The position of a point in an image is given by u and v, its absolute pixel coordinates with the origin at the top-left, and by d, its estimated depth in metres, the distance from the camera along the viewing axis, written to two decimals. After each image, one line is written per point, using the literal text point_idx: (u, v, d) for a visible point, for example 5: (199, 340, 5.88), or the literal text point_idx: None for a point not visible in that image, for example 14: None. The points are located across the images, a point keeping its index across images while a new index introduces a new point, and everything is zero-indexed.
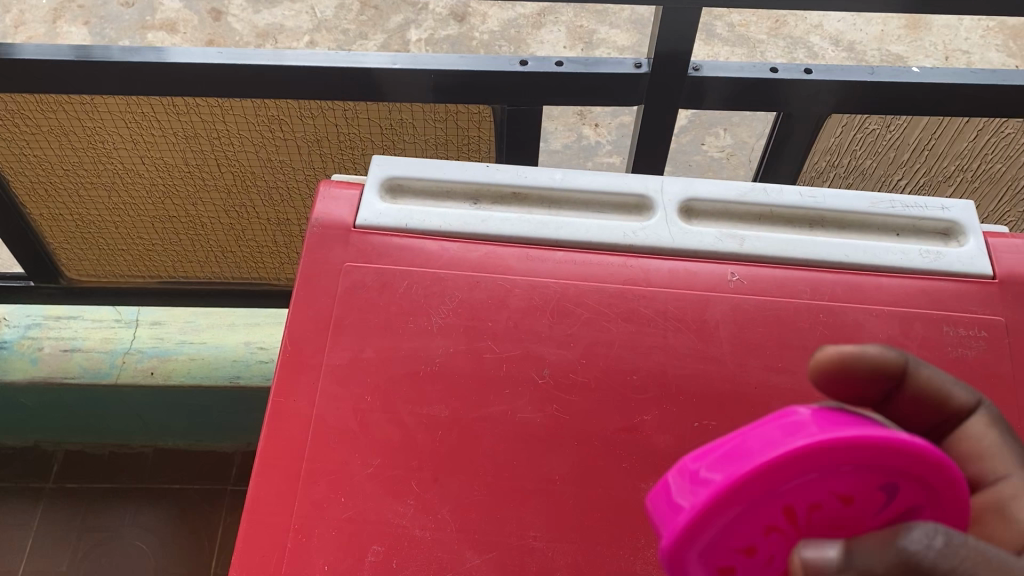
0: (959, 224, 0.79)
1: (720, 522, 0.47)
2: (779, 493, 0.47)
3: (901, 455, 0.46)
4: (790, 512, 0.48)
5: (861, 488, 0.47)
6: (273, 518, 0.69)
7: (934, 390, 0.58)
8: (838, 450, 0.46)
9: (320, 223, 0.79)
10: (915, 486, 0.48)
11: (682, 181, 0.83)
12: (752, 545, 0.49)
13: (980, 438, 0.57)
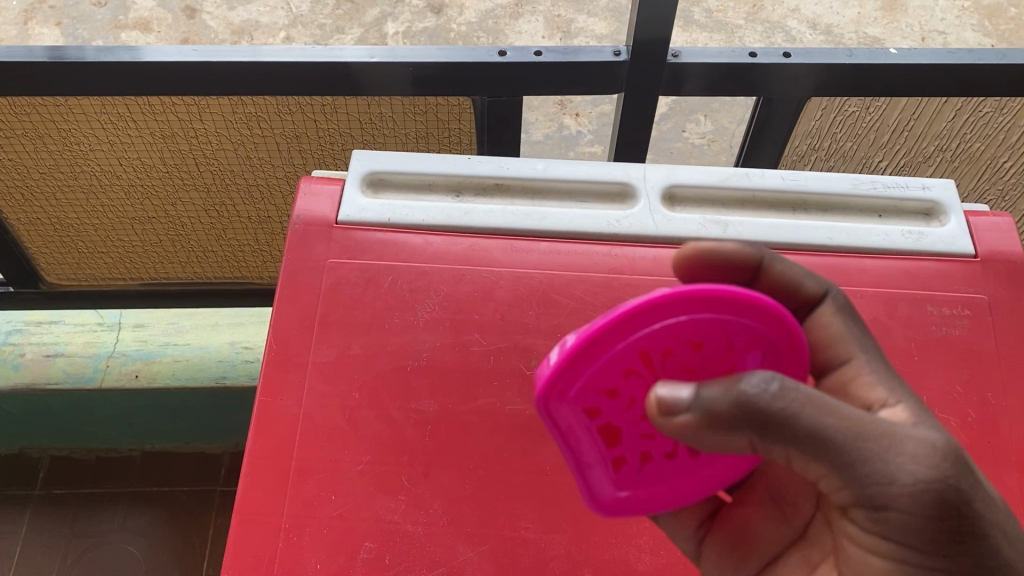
0: (939, 204, 0.80)
1: (586, 367, 0.55)
2: (638, 342, 0.55)
3: (738, 308, 0.55)
4: (648, 361, 0.55)
5: (710, 339, 0.55)
6: (264, 518, 0.68)
7: (786, 282, 0.63)
8: (685, 301, 0.54)
9: (302, 220, 0.78)
10: (756, 336, 0.56)
11: (665, 168, 0.83)
12: (616, 390, 0.56)
13: (828, 321, 0.61)
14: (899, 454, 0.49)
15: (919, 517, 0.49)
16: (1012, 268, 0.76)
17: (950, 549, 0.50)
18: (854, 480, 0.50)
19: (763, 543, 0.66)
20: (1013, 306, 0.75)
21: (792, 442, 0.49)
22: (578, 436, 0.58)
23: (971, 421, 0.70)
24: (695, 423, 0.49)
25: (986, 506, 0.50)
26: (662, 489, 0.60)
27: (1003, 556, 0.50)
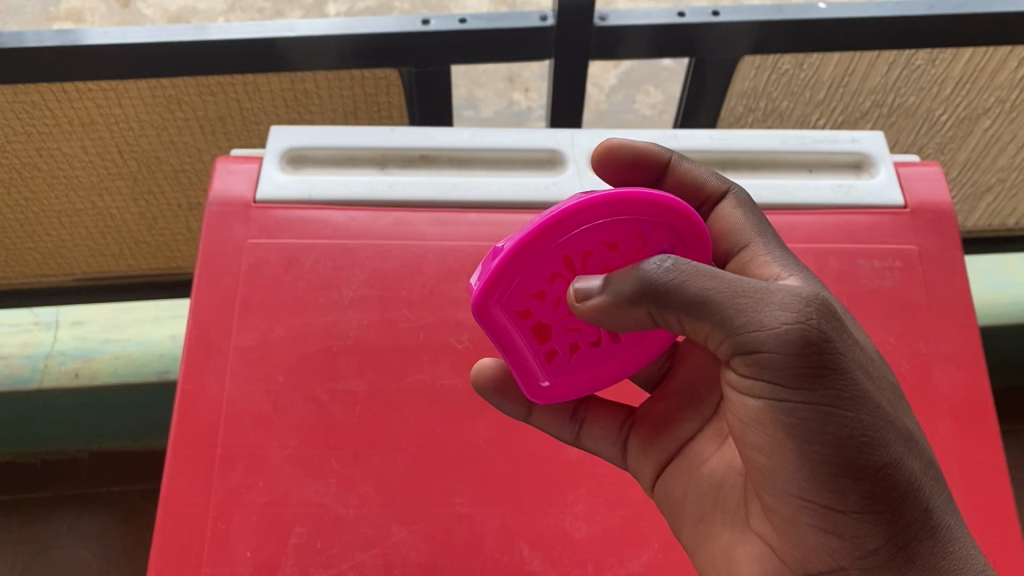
0: (869, 156, 0.79)
1: (512, 274, 0.54)
2: (561, 246, 0.54)
3: (651, 205, 0.54)
4: (570, 262, 0.55)
5: (625, 236, 0.55)
6: (189, 509, 0.66)
7: (690, 180, 0.63)
8: (603, 206, 0.53)
9: (217, 201, 0.76)
10: (669, 230, 0.56)
11: (593, 133, 0.81)
12: (543, 291, 0.56)
13: (729, 214, 0.61)
14: (766, 306, 0.48)
15: (789, 365, 0.47)
16: (941, 217, 0.76)
17: (818, 392, 0.48)
18: (724, 331, 0.48)
19: (682, 425, 0.64)
20: (944, 255, 0.74)
21: (672, 303, 0.49)
22: (512, 340, 0.58)
23: (901, 372, 0.70)
24: (607, 305, 0.51)
25: (852, 351, 0.49)
26: (593, 379, 0.61)
27: (867, 396, 0.49)
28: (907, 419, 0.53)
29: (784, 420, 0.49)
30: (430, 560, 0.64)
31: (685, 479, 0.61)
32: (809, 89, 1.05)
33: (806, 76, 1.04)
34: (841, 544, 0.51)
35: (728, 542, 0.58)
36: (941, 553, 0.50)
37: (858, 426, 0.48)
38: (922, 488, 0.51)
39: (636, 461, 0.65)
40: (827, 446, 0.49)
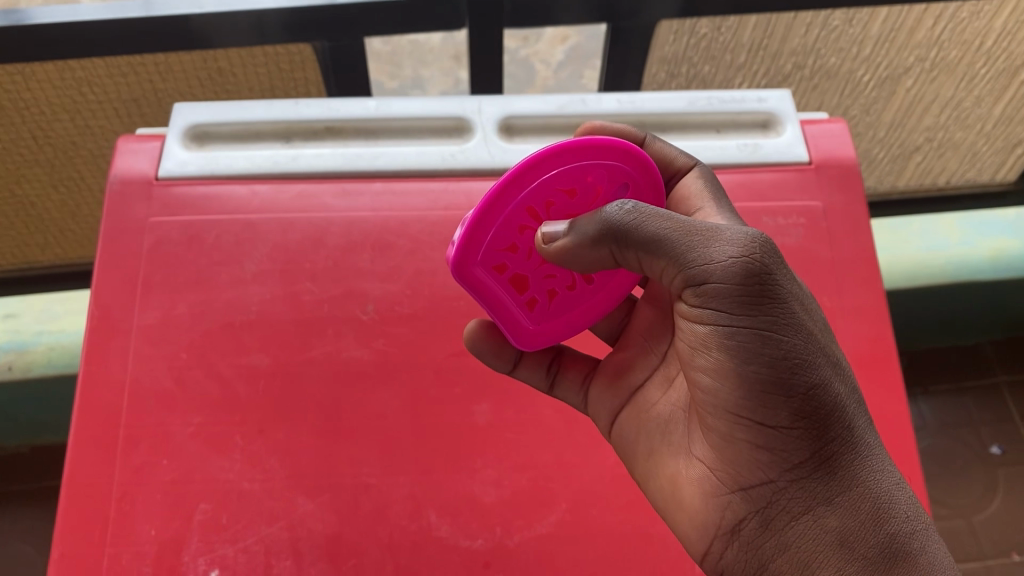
0: (775, 114, 0.79)
1: (483, 235, 0.56)
2: (525, 200, 0.55)
3: (600, 149, 0.56)
4: (536, 214, 0.56)
5: (582, 182, 0.57)
6: (92, 490, 0.65)
7: (661, 154, 0.65)
8: (557, 157, 0.54)
9: (118, 179, 0.75)
10: (620, 171, 0.58)
11: (500, 99, 0.80)
12: (514, 245, 0.57)
13: (689, 184, 0.63)
14: (709, 237, 0.49)
15: (728, 288, 0.49)
16: (845, 173, 0.76)
17: (755, 315, 0.50)
18: (671, 259, 0.50)
19: (635, 373, 0.65)
20: (848, 209, 0.75)
21: (631, 241, 0.51)
22: (495, 297, 0.59)
23: None
24: (572, 246, 0.53)
25: (786, 279, 0.51)
26: (571, 321, 0.63)
27: (800, 320, 0.51)
28: (834, 346, 0.55)
29: (721, 341, 0.50)
30: (337, 531, 0.64)
31: (636, 421, 0.63)
32: (729, 52, 1.06)
33: (724, 40, 1.04)
34: (771, 459, 0.52)
35: (672, 470, 0.59)
36: (860, 465, 0.52)
37: (792, 348, 0.50)
38: (845, 408, 0.53)
39: (591, 408, 0.66)
40: (765, 369, 0.50)
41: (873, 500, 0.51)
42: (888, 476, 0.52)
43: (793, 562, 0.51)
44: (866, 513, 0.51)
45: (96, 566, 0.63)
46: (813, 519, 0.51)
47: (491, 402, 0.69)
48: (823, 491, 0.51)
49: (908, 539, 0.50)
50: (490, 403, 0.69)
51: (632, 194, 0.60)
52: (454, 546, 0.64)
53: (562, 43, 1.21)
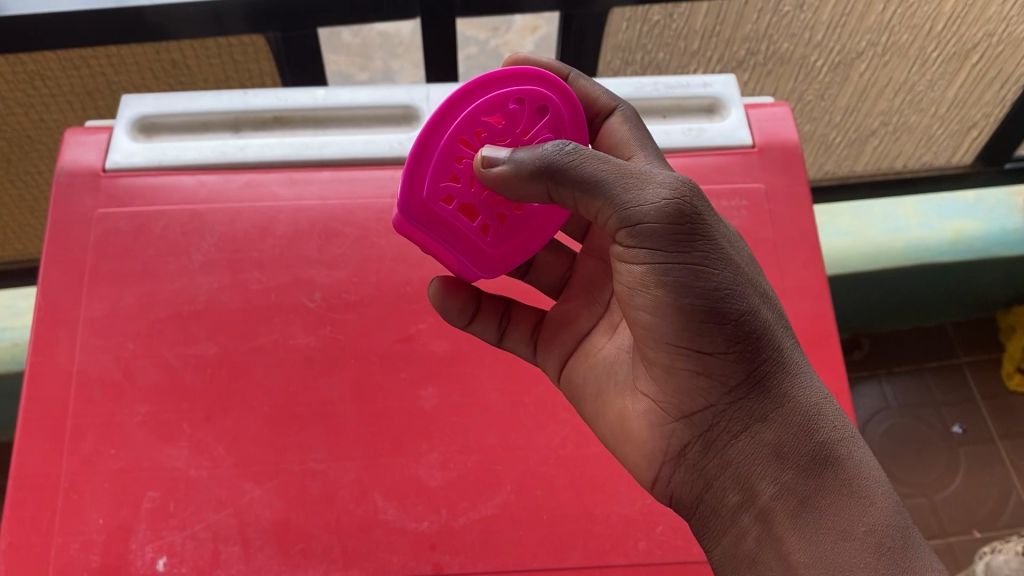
0: (720, 98, 0.80)
1: (423, 172, 0.56)
2: (455, 133, 0.56)
3: (510, 76, 0.57)
4: (470, 143, 0.57)
5: (505, 110, 0.57)
6: (40, 480, 0.66)
7: (586, 94, 0.66)
8: (472, 90, 0.56)
9: (66, 171, 0.75)
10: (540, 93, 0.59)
11: (448, 87, 0.80)
12: (457, 175, 0.57)
13: (616, 128, 0.64)
14: (637, 175, 0.51)
15: (658, 223, 0.50)
16: (788, 155, 0.78)
17: (688, 252, 0.51)
18: (606, 201, 0.51)
19: (580, 322, 0.67)
20: (790, 191, 0.76)
21: (566, 182, 0.51)
22: (451, 229, 0.58)
23: None
24: (511, 175, 0.52)
25: (708, 212, 0.53)
26: (527, 242, 0.62)
27: (726, 254, 0.52)
28: (758, 277, 0.57)
29: (655, 276, 0.52)
30: (284, 517, 0.65)
31: (584, 366, 0.65)
32: (683, 39, 1.07)
33: (677, 27, 1.06)
34: (709, 383, 0.54)
35: (621, 406, 0.61)
36: (790, 383, 0.54)
37: (721, 281, 0.52)
38: (772, 331, 0.55)
39: (541, 358, 0.68)
40: (699, 302, 0.52)
41: (804, 413, 0.54)
42: (815, 390, 0.55)
43: (735, 479, 0.54)
44: (798, 425, 0.53)
45: (44, 555, 0.64)
46: (751, 436, 0.54)
47: (438, 386, 0.70)
48: (758, 410, 0.54)
49: (837, 445, 0.53)
50: (438, 387, 0.69)
51: (560, 115, 0.60)
52: (401, 529, 0.65)
53: (531, 34, 1.20)
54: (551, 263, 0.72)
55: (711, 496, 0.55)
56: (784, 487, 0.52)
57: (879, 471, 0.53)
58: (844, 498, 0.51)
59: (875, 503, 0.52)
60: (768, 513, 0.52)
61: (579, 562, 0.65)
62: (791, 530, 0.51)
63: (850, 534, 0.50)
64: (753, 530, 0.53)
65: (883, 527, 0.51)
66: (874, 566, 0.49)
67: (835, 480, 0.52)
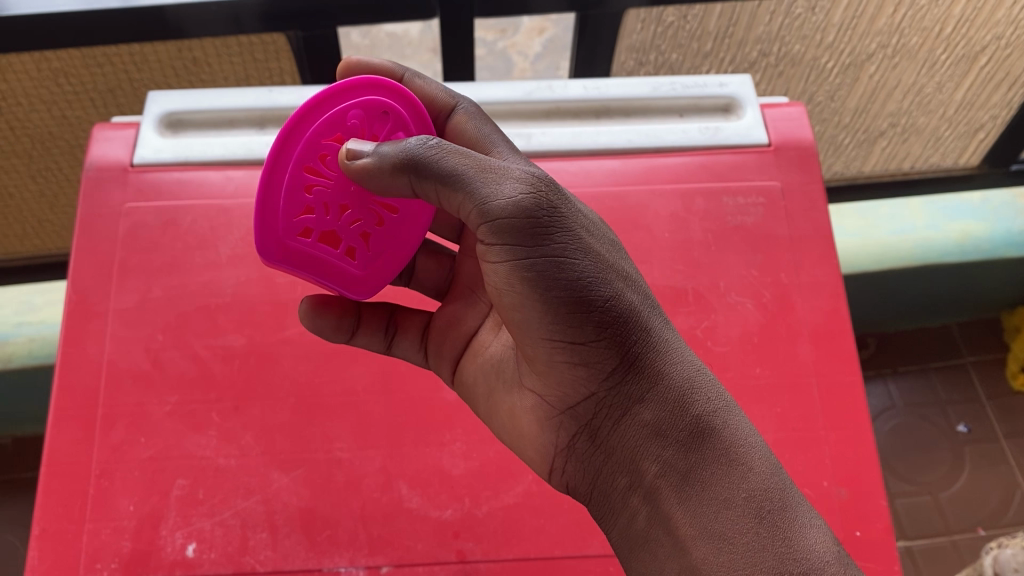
0: (736, 98, 0.82)
1: (274, 210, 0.59)
2: (297, 164, 0.59)
3: (341, 92, 0.60)
4: (315, 170, 0.59)
5: (345, 126, 0.60)
6: (72, 467, 0.67)
7: (424, 95, 0.67)
8: (303, 120, 0.58)
9: (94, 166, 0.77)
10: (376, 101, 0.60)
11: (469, 86, 0.82)
12: (309, 206, 0.60)
13: (462, 126, 0.65)
14: (494, 170, 0.52)
15: (515, 217, 0.52)
16: (803, 154, 0.79)
17: (546, 245, 0.52)
18: (467, 198, 0.52)
19: (466, 322, 0.68)
20: (806, 189, 0.78)
21: (429, 179, 0.52)
22: (314, 260, 0.61)
23: (765, 302, 0.73)
24: (375, 169, 0.54)
25: (564, 201, 0.54)
26: (395, 256, 0.65)
27: (584, 243, 0.54)
28: (624, 261, 0.58)
29: (520, 271, 0.53)
30: (311, 504, 0.66)
31: (474, 365, 0.66)
32: (696, 40, 1.09)
33: (690, 28, 1.07)
34: (586, 371, 0.56)
35: (510, 403, 0.63)
36: (662, 362, 0.56)
37: (581, 270, 0.53)
38: (639, 313, 0.56)
39: (435, 361, 0.69)
40: (564, 291, 0.53)
41: (679, 390, 0.55)
42: (688, 364, 0.57)
43: (621, 463, 0.57)
44: (673, 402, 0.55)
45: (76, 541, 0.65)
46: (631, 419, 0.56)
47: None
48: (635, 392, 0.55)
49: (715, 417, 0.55)
50: None
51: (403, 118, 0.62)
52: (424, 516, 0.67)
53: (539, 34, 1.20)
54: (432, 267, 0.73)
55: (603, 481, 0.58)
56: (665, 464, 0.54)
57: (755, 435, 0.55)
58: (723, 467, 0.53)
59: (753, 467, 0.54)
60: (654, 491, 0.55)
61: (599, 550, 0.66)
62: (675, 505, 0.53)
63: (731, 502, 0.52)
64: (642, 509, 0.55)
65: (763, 491, 0.53)
66: (754, 531, 0.51)
67: (713, 451, 0.54)
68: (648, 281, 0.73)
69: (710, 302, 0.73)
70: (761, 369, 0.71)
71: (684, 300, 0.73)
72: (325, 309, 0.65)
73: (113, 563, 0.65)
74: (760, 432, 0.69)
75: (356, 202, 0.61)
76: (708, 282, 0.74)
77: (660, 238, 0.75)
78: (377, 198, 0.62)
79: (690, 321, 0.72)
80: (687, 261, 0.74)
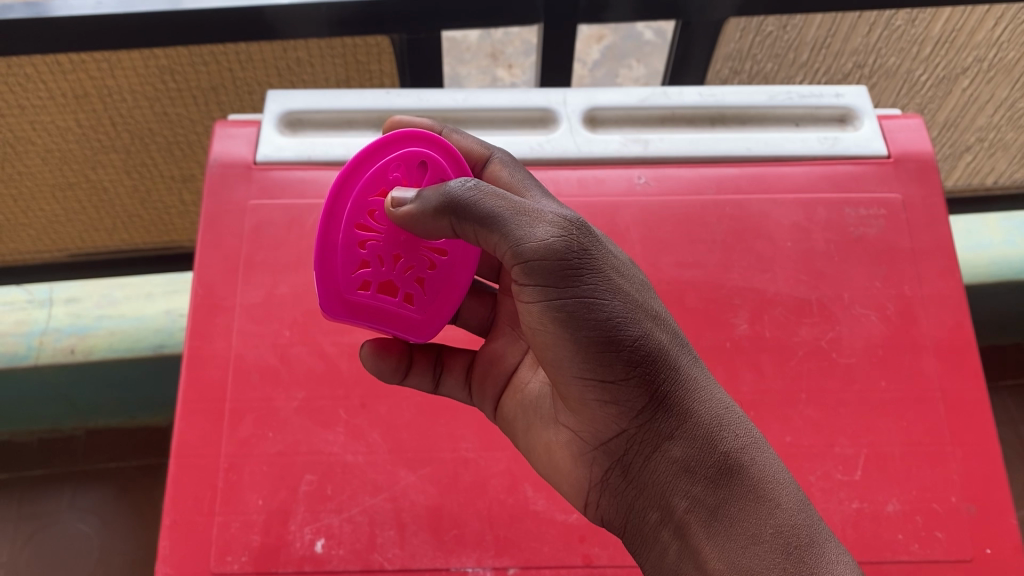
0: (853, 109, 0.81)
1: (333, 268, 0.62)
2: (349, 223, 0.63)
3: (377, 151, 0.63)
4: (366, 226, 0.63)
5: (387, 181, 0.63)
6: (201, 460, 0.68)
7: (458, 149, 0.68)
8: (346, 185, 0.63)
9: (218, 163, 0.78)
10: (412, 153, 0.63)
11: (584, 92, 0.82)
12: (365, 262, 0.63)
13: (497, 174, 0.65)
14: (528, 212, 0.54)
15: (546, 258, 0.53)
16: (924, 165, 0.78)
17: (576, 285, 0.53)
18: (503, 237, 0.54)
19: (506, 359, 0.69)
20: (928, 202, 0.77)
21: (467, 218, 0.54)
22: (373, 310, 0.63)
23: (889, 314, 0.73)
24: (417, 214, 0.57)
25: (594, 243, 0.55)
26: (451, 296, 0.66)
27: (613, 284, 0.54)
28: (655, 302, 0.58)
29: (551, 310, 0.54)
30: (438, 503, 0.67)
31: (514, 402, 0.66)
32: (792, 50, 1.09)
33: (789, 38, 1.07)
34: (616, 410, 0.56)
35: (546, 440, 0.63)
36: (691, 401, 0.55)
37: (609, 310, 0.54)
38: (669, 352, 0.56)
39: (479, 399, 0.68)
40: (591, 329, 0.53)
41: (707, 427, 0.55)
42: (716, 402, 0.56)
43: (653, 498, 0.57)
44: (702, 438, 0.55)
45: (207, 533, 0.66)
46: (661, 455, 0.56)
47: None
48: (664, 429, 0.55)
49: (743, 454, 0.54)
50: None
51: (441, 164, 0.64)
52: (550, 520, 0.67)
53: (597, 42, 1.34)
54: (474, 305, 0.73)
55: (636, 515, 0.58)
56: (694, 499, 0.54)
57: (784, 472, 0.55)
58: (752, 504, 0.53)
59: (781, 504, 0.53)
60: (684, 525, 0.54)
61: None
62: (704, 540, 0.53)
63: (758, 537, 0.52)
64: (673, 544, 0.55)
65: (791, 527, 0.52)
66: (782, 565, 0.50)
67: (741, 488, 0.53)
68: (771, 291, 0.73)
69: (833, 313, 0.73)
70: (887, 382, 0.70)
71: (808, 311, 0.72)
72: (385, 354, 0.66)
73: (242, 556, 0.65)
74: (887, 444, 0.69)
75: (407, 250, 0.64)
76: (831, 293, 0.73)
77: (783, 248, 0.75)
78: (425, 244, 0.64)
79: (815, 333, 0.72)
80: (811, 272, 0.74)
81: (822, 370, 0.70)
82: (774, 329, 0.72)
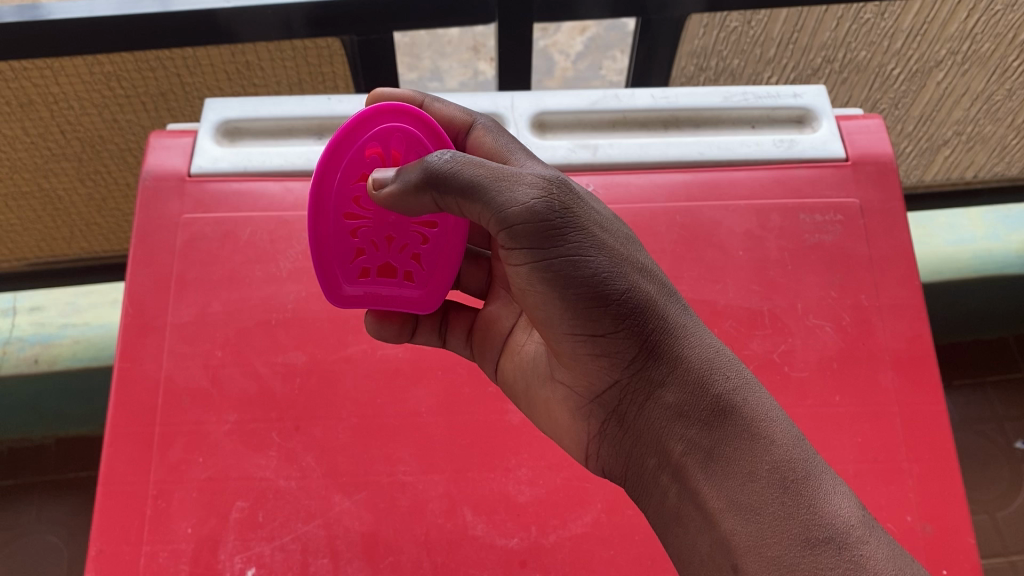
0: (811, 110, 0.79)
1: (330, 264, 0.62)
2: (336, 216, 0.60)
3: (356, 128, 0.58)
4: (354, 215, 0.61)
5: (366, 164, 0.59)
6: (128, 488, 0.65)
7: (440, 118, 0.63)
8: (324, 176, 0.59)
9: (151, 176, 0.75)
10: (383, 132, 0.59)
11: (533, 95, 0.79)
12: (360, 249, 0.62)
13: (480, 141, 0.61)
14: (506, 175, 0.51)
15: (528, 221, 0.50)
16: (883, 168, 0.76)
17: (559, 244, 0.51)
18: (484, 205, 0.51)
19: (503, 321, 0.68)
20: (885, 207, 0.75)
21: (447, 189, 0.52)
22: (376, 296, 0.64)
23: (845, 325, 0.70)
24: (398, 193, 0.54)
25: (576, 199, 0.52)
26: (448, 267, 0.64)
27: (595, 239, 0.52)
28: (644, 254, 0.55)
29: (539, 270, 0.52)
30: (373, 529, 0.64)
31: (512, 364, 0.65)
32: (759, 46, 1.06)
33: (755, 33, 1.04)
34: (608, 362, 0.54)
35: (546, 397, 0.62)
36: (681, 347, 0.53)
37: (594, 265, 0.52)
38: (658, 302, 0.53)
39: (480, 359, 0.68)
40: (578, 283, 0.52)
41: (698, 371, 0.52)
42: (705, 346, 0.54)
43: (650, 445, 0.54)
44: (694, 383, 0.52)
45: (133, 565, 0.63)
46: (654, 402, 0.53)
47: None
48: (656, 376, 0.53)
49: (737, 394, 0.52)
50: None
51: (416, 135, 0.59)
52: (490, 545, 0.64)
53: (580, 34, 1.31)
54: (473, 270, 0.71)
55: (636, 463, 0.56)
56: (690, 442, 0.52)
57: (778, 410, 0.52)
58: (746, 442, 0.50)
59: (776, 440, 0.50)
60: (682, 469, 0.52)
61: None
62: (702, 481, 0.50)
63: (755, 474, 0.49)
64: (672, 487, 0.53)
65: (787, 461, 0.49)
66: (779, 499, 0.48)
67: (735, 427, 0.51)
68: (721, 303, 0.70)
69: (787, 324, 0.70)
70: (841, 397, 0.68)
71: (760, 323, 0.70)
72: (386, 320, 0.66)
73: None
74: (842, 461, 0.65)
75: (398, 230, 0.62)
76: (785, 304, 0.71)
77: (734, 257, 0.72)
78: (415, 222, 0.62)
79: (767, 345, 0.69)
80: (763, 281, 0.72)
81: (774, 383, 0.68)
82: (724, 341, 0.69)
